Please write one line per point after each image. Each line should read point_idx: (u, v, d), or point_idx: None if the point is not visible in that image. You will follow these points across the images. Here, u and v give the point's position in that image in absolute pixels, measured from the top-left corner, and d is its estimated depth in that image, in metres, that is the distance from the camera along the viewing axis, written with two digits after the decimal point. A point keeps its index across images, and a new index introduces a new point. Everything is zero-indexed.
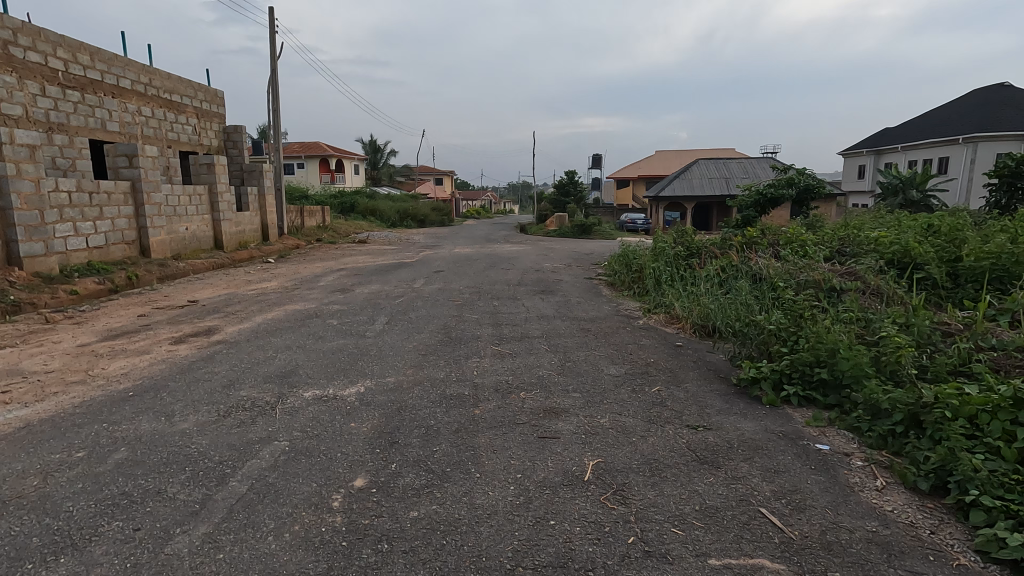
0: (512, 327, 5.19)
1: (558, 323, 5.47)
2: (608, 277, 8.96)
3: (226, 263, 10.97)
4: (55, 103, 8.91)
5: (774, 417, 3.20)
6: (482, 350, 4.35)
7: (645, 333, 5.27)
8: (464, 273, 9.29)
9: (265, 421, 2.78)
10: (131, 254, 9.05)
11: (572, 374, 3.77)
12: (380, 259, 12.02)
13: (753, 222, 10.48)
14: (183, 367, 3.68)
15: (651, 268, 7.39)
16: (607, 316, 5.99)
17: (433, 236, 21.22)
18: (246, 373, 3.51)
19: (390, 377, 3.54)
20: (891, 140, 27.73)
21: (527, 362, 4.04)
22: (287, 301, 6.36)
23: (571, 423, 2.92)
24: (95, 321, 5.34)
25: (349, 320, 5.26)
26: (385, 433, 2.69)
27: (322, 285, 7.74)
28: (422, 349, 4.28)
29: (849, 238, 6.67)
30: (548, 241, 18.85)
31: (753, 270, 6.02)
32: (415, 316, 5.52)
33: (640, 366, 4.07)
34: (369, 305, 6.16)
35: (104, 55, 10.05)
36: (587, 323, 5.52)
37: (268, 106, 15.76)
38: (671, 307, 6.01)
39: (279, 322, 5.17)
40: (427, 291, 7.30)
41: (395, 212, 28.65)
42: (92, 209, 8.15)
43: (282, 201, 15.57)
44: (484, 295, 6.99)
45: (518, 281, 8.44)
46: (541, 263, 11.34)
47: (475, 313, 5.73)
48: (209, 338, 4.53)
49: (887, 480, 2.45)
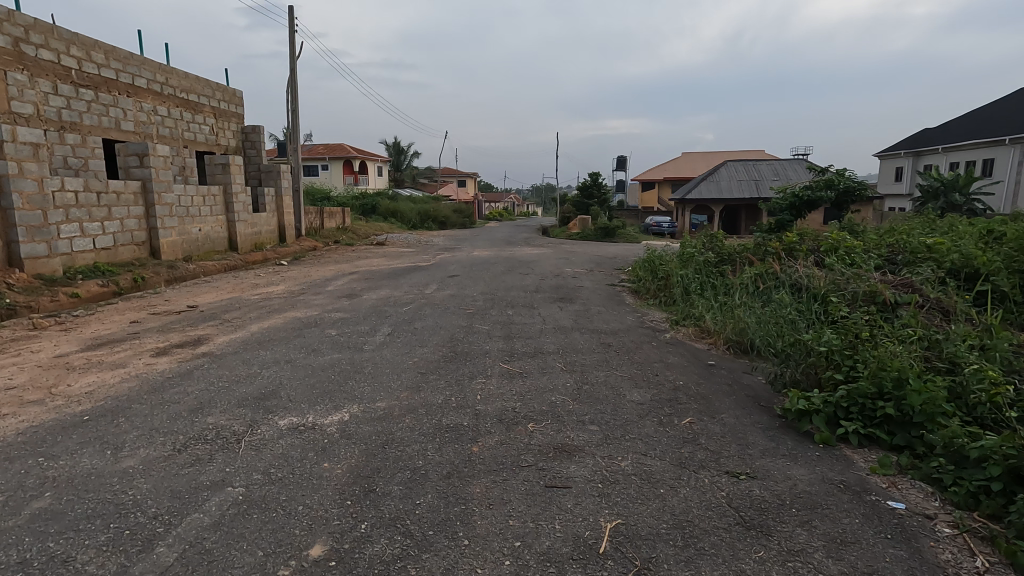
0: (525, 341, 4.72)
1: (577, 337, 4.98)
2: (632, 284, 8.43)
3: (239, 265, 10.76)
4: (67, 101, 8.78)
5: (832, 462, 2.66)
6: (490, 368, 3.89)
7: (674, 350, 4.75)
8: (480, 278, 8.85)
9: (224, 459, 2.36)
10: (140, 255, 8.87)
11: (589, 400, 3.29)
12: (395, 262, 11.70)
13: (789, 226, 9.82)
14: (154, 385, 3.31)
15: (679, 276, 6.85)
16: (631, 329, 5.48)
17: (453, 238, 20.89)
18: (220, 395, 3.12)
19: (381, 402, 3.10)
20: (932, 141, 26.43)
21: (539, 384, 3.58)
22: (289, 308, 6.01)
23: (586, 467, 2.44)
24: (84, 327, 5.05)
25: (348, 330, 4.85)
26: (362, 478, 2.25)
27: (330, 290, 7.38)
28: (424, 366, 3.84)
29: (901, 245, 6.03)
30: (569, 245, 18.29)
31: (794, 280, 5.45)
32: (421, 326, 5.09)
33: (668, 392, 3.55)
34: (374, 313, 5.76)
35: (120, 53, 9.92)
36: (609, 337, 5.01)
37: (288, 106, 15.61)
38: (701, 320, 5.47)
39: (274, 331, 4.80)
40: (439, 298, 6.87)
41: (416, 214, 28.48)
42: (99, 209, 7.98)
43: (300, 202, 15.39)
44: (498, 303, 6.54)
45: (536, 287, 7.97)
46: (562, 268, 10.84)
47: (486, 324, 5.28)
48: (196, 350, 4.18)
49: (989, 560, 1.92)
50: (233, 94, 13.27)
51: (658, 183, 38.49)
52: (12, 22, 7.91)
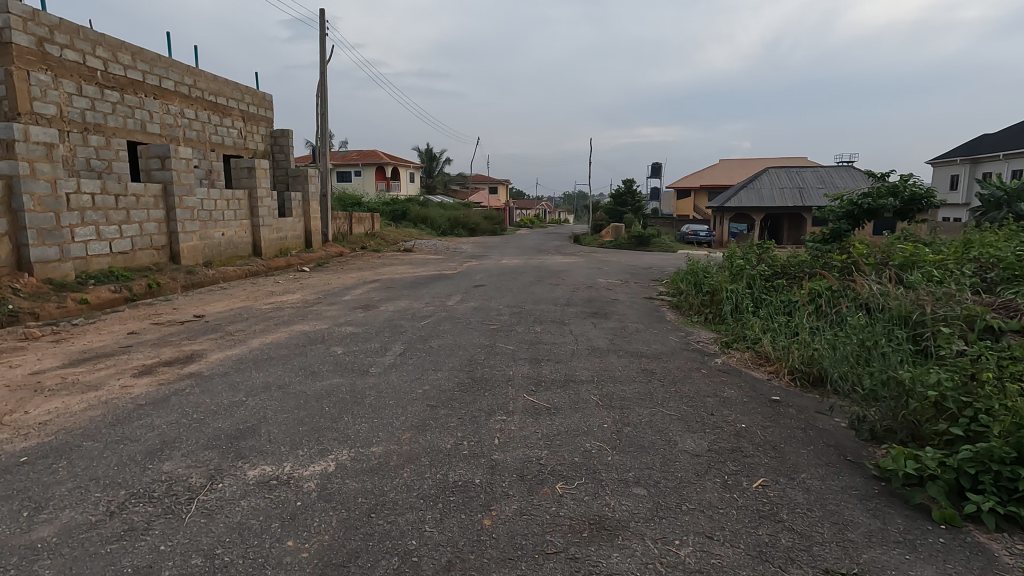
0: (555, 366, 4.10)
1: (614, 361, 4.34)
2: (673, 297, 7.73)
3: (261, 271, 10.47)
4: (92, 103, 8.63)
5: (969, 557, 1.97)
6: (512, 400, 3.30)
7: (729, 381, 4.06)
8: (507, 288, 8.29)
9: (163, 530, 1.83)
10: (158, 259, 8.63)
11: (633, 450, 2.67)
12: (420, 269, 11.25)
13: (846, 235, 8.92)
14: (118, 415, 2.84)
15: (729, 291, 6.14)
16: (676, 352, 4.80)
17: (482, 245, 20.39)
18: (189, 432, 2.62)
19: (377, 447, 2.55)
20: (991, 147, 24.77)
21: (571, 424, 2.97)
22: (298, 320, 5.55)
23: (631, 557, 1.82)
24: (76, 339, 4.66)
25: (357, 349, 4.34)
26: (332, 569, 1.68)
27: (346, 300, 6.91)
28: (435, 397, 3.27)
29: (992, 257, 5.16)
30: (601, 254, 17.57)
31: (867, 299, 4.68)
32: (437, 345, 4.54)
33: (730, 439, 2.90)
34: (389, 327, 5.24)
35: (147, 55, 9.79)
36: (651, 363, 4.35)
37: (317, 110, 15.42)
38: (759, 344, 4.77)
39: (276, 348, 4.33)
40: (461, 311, 6.31)
41: (446, 221, 28.16)
42: (117, 212, 7.75)
43: (328, 207, 15.14)
44: (526, 319, 5.94)
45: (567, 300, 7.35)
46: (595, 279, 10.18)
47: (511, 343, 4.70)
48: (183, 369, 3.72)
49: None
50: (262, 98, 13.11)
51: (694, 191, 37.34)
52: (37, 22, 7.77)
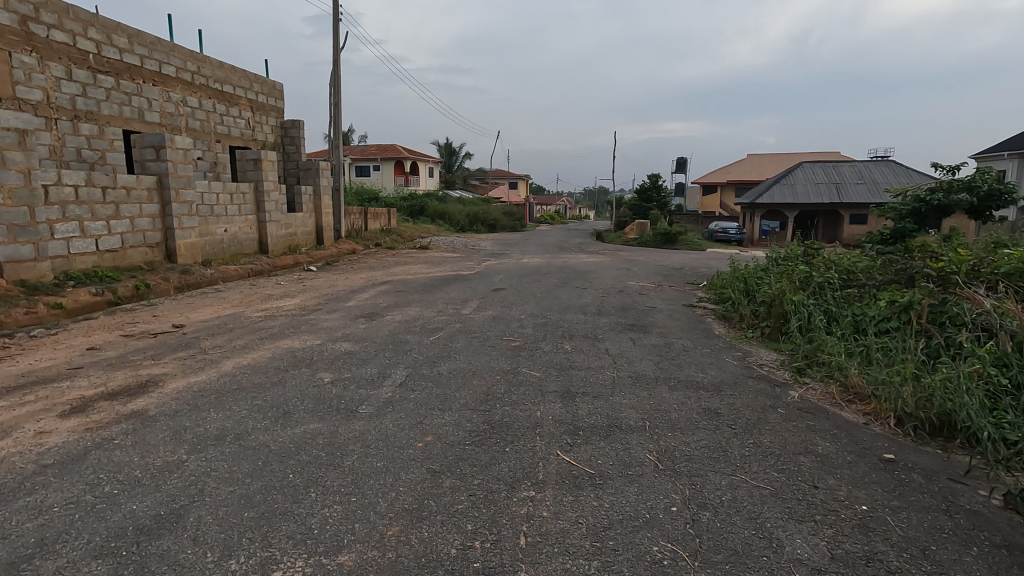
0: (594, 405, 3.24)
1: (666, 397, 3.46)
2: (719, 307, 6.79)
3: (265, 269, 9.80)
4: (83, 88, 8.01)
5: None
6: (542, 462, 2.45)
7: (819, 428, 3.16)
8: (530, 293, 7.44)
9: None
10: (153, 258, 7.99)
11: (723, 563, 1.81)
12: (435, 269, 10.47)
13: (911, 237, 7.83)
14: (4, 486, 2.07)
15: (792, 303, 5.20)
16: (740, 382, 3.90)
17: (502, 242, 19.59)
18: (85, 523, 1.84)
19: (346, 557, 1.73)
20: None
21: (625, 507, 2.12)
22: (288, 333, 4.77)
23: None
24: (23, 357, 3.94)
25: (349, 377, 3.53)
26: None
27: (349, 307, 6.13)
28: (438, 457, 2.44)
29: None
30: (626, 252, 16.60)
31: (986, 319, 3.70)
32: (447, 371, 3.71)
33: (857, 538, 2.02)
34: (392, 344, 4.42)
35: (145, 38, 9.15)
36: (713, 400, 3.46)
37: (331, 100, 14.71)
38: (844, 374, 3.86)
39: (252, 374, 3.54)
40: (478, 323, 5.47)
41: (464, 216, 27.35)
42: (104, 207, 7.12)
43: (341, 203, 14.45)
44: (553, 333, 5.08)
45: (598, 308, 6.48)
46: (625, 282, 9.26)
47: (537, 369, 3.85)
48: (126, 406, 2.95)
49: None
50: (272, 86, 12.45)
51: (721, 186, 35.94)
52: None
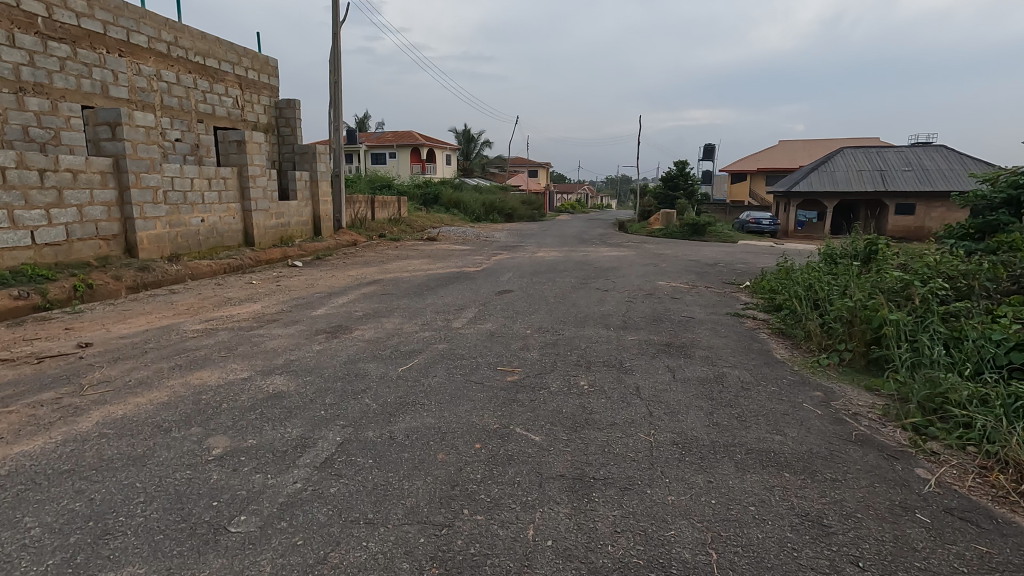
0: (621, 509, 2.01)
1: (736, 488, 2.21)
2: (775, 319, 5.44)
3: (246, 265, 8.72)
4: (31, 57, 6.97)
5: None
6: None
7: (1003, 562, 1.87)
8: (540, 297, 6.20)
9: None
10: (109, 252, 6.96)
11: None
12: (435, 265, 9.27)
13: (997, 231, 6.24)
14: None
15: (888, 322, 3.85)
16: (839, 454, 2.61)
17: (517, 234, 18.26)
18: None
19: None
20: None
21: None
22: (216, 358, 3.63)
23: None
24: None
25: (252, 444, 2.35)
26: None
27: (314, 317, 4.96)
28: None
29: None
30: (650, 245, 15.16)
31: None
32: (403, 435, 2.50)
33: None
34: (343, 380, 3.24)
35: (109, 2, 8.07)
36: (811, 495, 2.20)
37: (331, 80, 13.53)
38: (1002, 444, 2.55)
39: (109, 439, 2.38)
40: (467, 341, 4.26)
41: (481, 205, 26.08)
42: (42, 192, 6.10)
43: (342, 190, 13.31)
44: (564, 360, 3.83)
45: (623, 319, 5.22)
46: (654, 281, 7.95)
47: (536, 430, 2.62)
48: None
49: None
50: (263, 62, 11.33)
51: (751, 175, 34.01)
52: None
